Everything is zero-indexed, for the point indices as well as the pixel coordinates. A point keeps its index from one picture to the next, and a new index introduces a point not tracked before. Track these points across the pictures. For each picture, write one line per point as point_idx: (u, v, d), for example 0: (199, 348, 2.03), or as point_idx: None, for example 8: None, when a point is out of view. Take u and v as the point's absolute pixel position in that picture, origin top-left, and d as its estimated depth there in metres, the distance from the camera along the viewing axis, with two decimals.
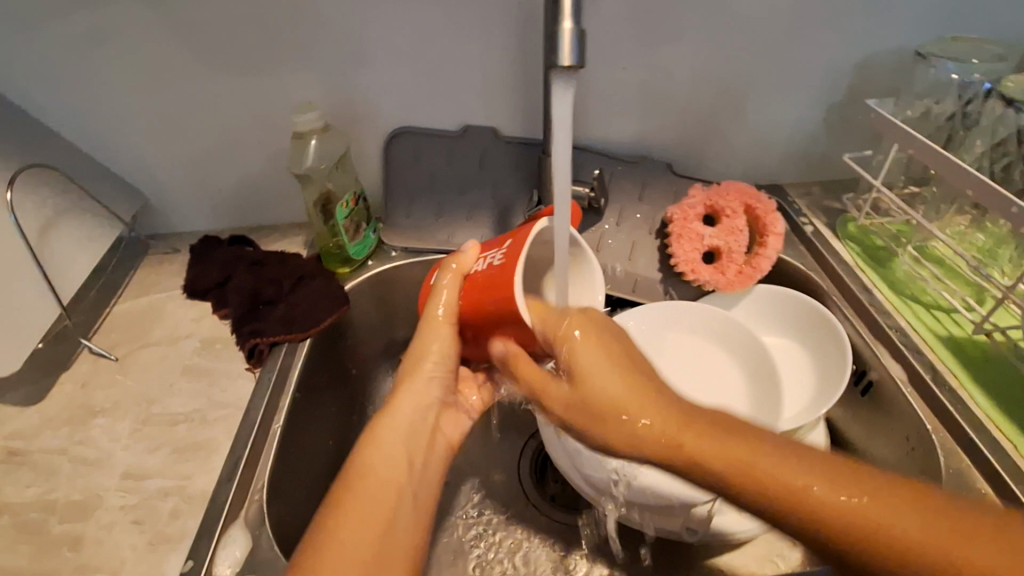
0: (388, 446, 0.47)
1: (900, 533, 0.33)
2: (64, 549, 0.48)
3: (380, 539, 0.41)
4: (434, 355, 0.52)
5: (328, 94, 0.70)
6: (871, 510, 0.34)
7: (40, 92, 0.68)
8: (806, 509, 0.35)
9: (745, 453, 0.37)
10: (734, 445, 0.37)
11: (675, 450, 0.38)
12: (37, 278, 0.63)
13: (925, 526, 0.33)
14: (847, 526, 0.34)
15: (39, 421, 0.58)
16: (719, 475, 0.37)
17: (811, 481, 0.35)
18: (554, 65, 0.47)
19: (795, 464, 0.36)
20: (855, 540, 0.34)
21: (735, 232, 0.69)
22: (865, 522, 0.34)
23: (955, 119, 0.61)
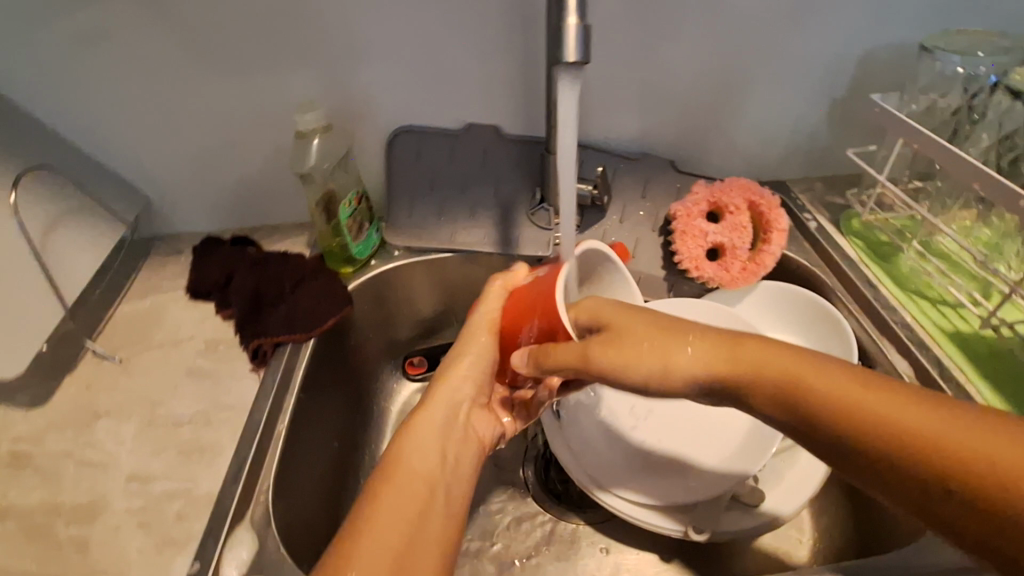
0: (421, 444, 0.46)
1: (974, 449, 0.34)
2: (71, 552, 0.48)
3: (408, 539, 0.40)
4: (472, 356, 0.52)
5: (329, 93, 0.70)
6: (940, 423, 0.35)
7: (40, 94, 0.67)
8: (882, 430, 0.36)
9: (819, 382, 0.38)
10: (805, 367, 0.39)
11: (743, 374, 0.40)
12: (40, 281, 0.63)
13: (986, 439, 0.34)
14: (919, 445, 0.35)
15: (44, 424, 0.58)
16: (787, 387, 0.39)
17: (872, 397, 0.37)
18: (559, 61, 0.47)
19: (875, 390, 0.37)
20: (928, 466, 0.35)
21: (738, 228, 0.68)
22: (942, 442, 0.35)
23: (961, 113, 0.61)
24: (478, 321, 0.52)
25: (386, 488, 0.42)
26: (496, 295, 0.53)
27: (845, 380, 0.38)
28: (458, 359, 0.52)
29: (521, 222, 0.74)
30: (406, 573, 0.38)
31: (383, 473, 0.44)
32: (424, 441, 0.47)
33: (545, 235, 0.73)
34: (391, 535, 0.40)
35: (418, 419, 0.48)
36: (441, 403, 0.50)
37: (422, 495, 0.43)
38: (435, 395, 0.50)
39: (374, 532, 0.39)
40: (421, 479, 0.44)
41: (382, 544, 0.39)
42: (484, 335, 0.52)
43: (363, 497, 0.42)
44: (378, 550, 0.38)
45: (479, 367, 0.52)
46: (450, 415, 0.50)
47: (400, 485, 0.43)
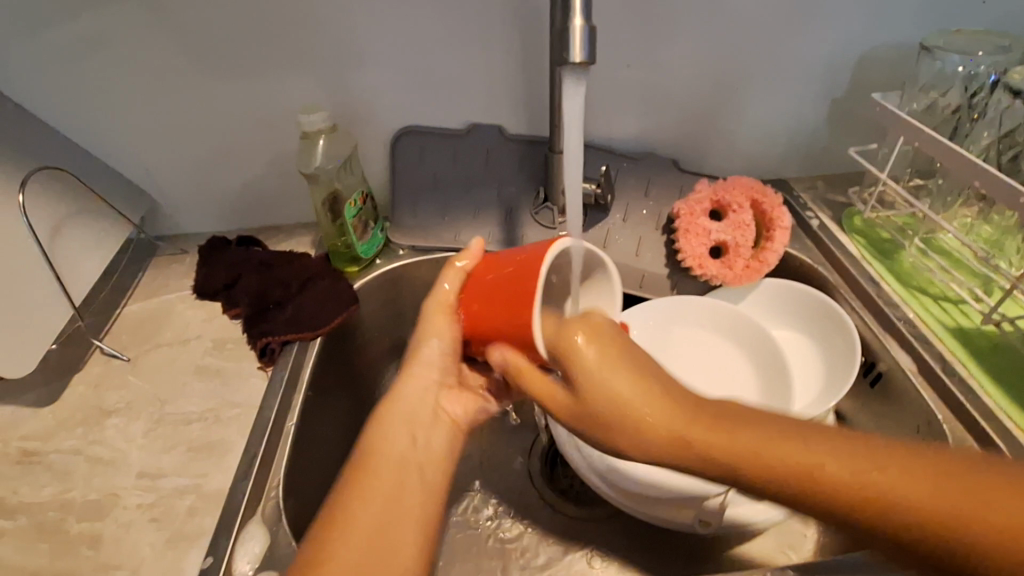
0: (388, 435, 0.46)
1: (954, 512, 0.30)
2: (83, 548, 0.48)
3: (386, 523, 0.40)
4: (437, 339, 0.51)
5: (335, 93, 0.70)
6: (927, 489, 0.31)
7: (47, 95, 0.68)
8: (852, 494, 0.32)
9: (818, 466, 0.33)
10: (786, 441, 0.34)
11: (734, 461, 0.34)
12: (48, 281, 0.63)
13: (940, 491, 0.31)
14: (928, 521, 0.31)
15: (53, 422, 0.58)
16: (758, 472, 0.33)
17: (892, 479, 0.31)
18: (565, 62, 0.47)
19: (879, 466, 0.32)
20: (931, 540, 0.31)
21: (741, 226, 0.69)
22: (932, 504, 0.30)
23: (961, 111, 0.62)
24: (435, 307, 0.51)
25: (359, 479, 0.43)
26: (453, 277, 0.52)
27: (838, 454, 0.33)
28: (422, 343, 0.51)
29: (526, 221, 0.74)
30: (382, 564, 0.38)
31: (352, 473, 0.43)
32: (395, 427, 0.47)
33: (549, 234, 0.74)
34: (361, 536, 0.39)
35: (388, 409, 0.48)
36: (407, 395, 0.49)
37: (391, 488, 0.42)
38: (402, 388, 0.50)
39: (348, 521, 0.40)
40: (389, 472, 0.43)
41: (360, 532, 0.39)
42: (445, 320, 0.51)
43: (332, 499, 0.42)
44: (351, 553, 0.38)
45: (443, 350, 0.51)
46: (418, 403, 0.49)
47: (367, 482, 0.42)
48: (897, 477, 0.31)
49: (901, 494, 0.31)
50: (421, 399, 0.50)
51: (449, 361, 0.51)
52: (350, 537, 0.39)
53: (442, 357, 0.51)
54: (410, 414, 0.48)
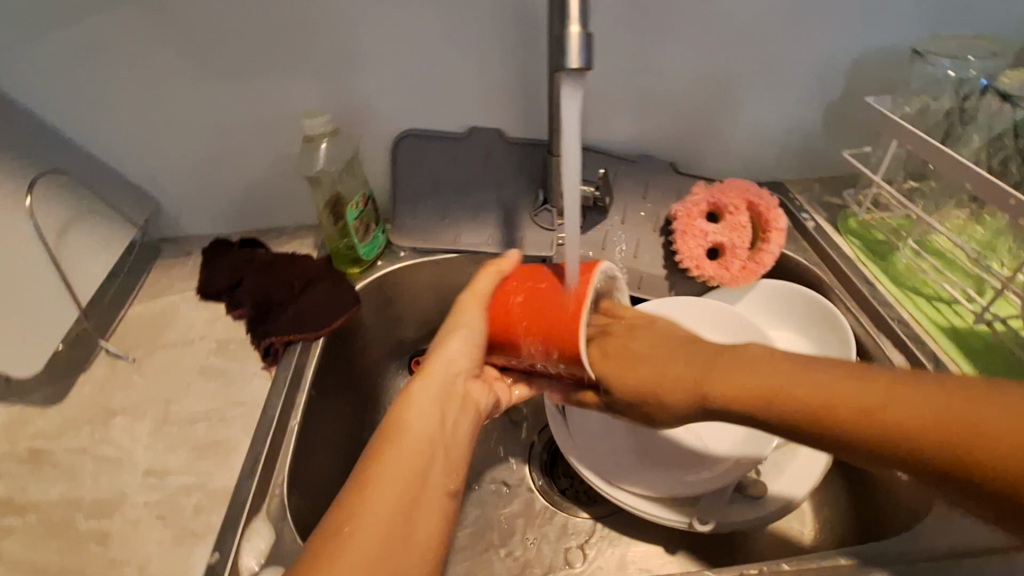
0: (421, 411, 0.47)
1: (973, 422, 0.35)
2: (91, 545, 0.49)
3: (407, 501, 0.41)
4: (464, 331, 0.51)
5: (338, 98, 0.71)
6: (928, 408, 0.37)
7: (54, 99, 0.69)
8: (899, 429, 0.37)
9: (832, 398, 0.39)
10: (791, 380, 0.41)
11: (744, 400, 0.42)
12: (55, 282, 0.64)
13: (949, 406, 0.36)
14: (942, 437, 0.36)
15: (60, 422, 0.59)
16: (803, 418, 0.40)
17: (894, 403, 0.38)
18: (563, 69, 0.48)
19: (884, 392, 0.38)
20: (968, 463, 0.35)
21: (738, 228, 0.70)
22: (950, 421, 0.36)
23: (953, 115, 0.62)
24: (467, 299, 0.52)
25: (384, 456, 0.44)
26: (491, 275, 0.53)
27: (842, 386, 0.40)
28: (451, 333, 0.52)
29: (525, 223, 0.75)
30: (405, 533, 0.40)
31: (383, 439, 0.45)
32: (422, 407, 0.47)
33: (548, 236, 0.75)
34: (390, 503, 0.41)
35: (415, 389, 0.48)
36: (438, 375, 0.50)
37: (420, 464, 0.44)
38: (432, 369, 0.50)
39: (377, 488, 0.41)
40: (418, 446, 0.45)
41: (382, 507, 0.40)
42: (476, 310, 0.52)
43: (364, 465, 0.43)
44: (381, 517, 0.40)
45: (470, 340, 0.51)
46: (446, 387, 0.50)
47: (399, 452, 0.44)
48: (909, 403, 0.37)
49: (940, 425, 0.36)
50: (446, 383, 0.50)
51: (476, 352, 0.52)
52: (374, 509, 0.40)
53: (469, 348, 0.51)
54: (437, 397, 0.49)
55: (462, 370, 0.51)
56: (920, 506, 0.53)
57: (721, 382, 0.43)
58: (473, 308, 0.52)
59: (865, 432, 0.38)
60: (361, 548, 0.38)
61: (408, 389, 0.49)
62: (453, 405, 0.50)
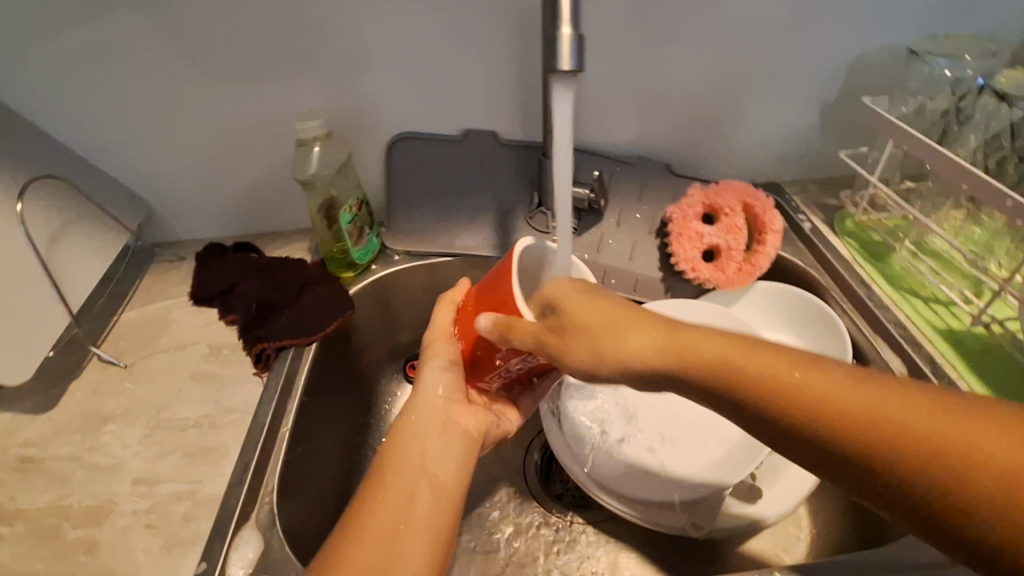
0: (406, 449, 0.47)
1: (994, 463, 0.31)
2: (79, 554, 0.49)
3: (393, 535, 0.42)
4: (437, 365, 0.50)
5: (331, 101, 0.71)
6: (965, 433, 0.32)
7: (46, 105, 0.69)
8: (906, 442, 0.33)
9: (839, 396, 0.35)
10: (795, 365, 0.36)
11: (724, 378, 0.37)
12: (46, 288, 0.64)
13: (985, 438, 0.32)
14: (953, 466, 0.32)
15: (51, 429, 0.59)
16: (779, 401, 0.36)
17: (911, 418, 0.33)
18: (554, 70, 0.48)
19: (909, 405, 0.34)
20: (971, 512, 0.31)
21: (733, 231, 0.69)
22: (981, 460, 0.31)
23: (949, 114, 0.62)
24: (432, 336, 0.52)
25: (373, 490, 0.44)
26: (447, 308, 0.53)
27: (856, 389, 0.35)
28: (425, 369, 0.51)
29: (520, 226, 0.75)
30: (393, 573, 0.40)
31: (371, 483, 0.45)
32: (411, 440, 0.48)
33: (543, 239, 0.74)
34: (376, 547, 0.41)
35: (401, 427, 0.49)
36: (421, 411, 0.50)
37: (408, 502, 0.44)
38: (415, 405, 0.50)
39: (361, 531, 0.42)
40: (405, 484, 0.45)
41: (368, 547, 0.41)
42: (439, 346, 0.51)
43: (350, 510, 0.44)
44: (366, 564, 0.40)
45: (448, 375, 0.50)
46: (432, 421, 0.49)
47: (384, 492, 0.44)
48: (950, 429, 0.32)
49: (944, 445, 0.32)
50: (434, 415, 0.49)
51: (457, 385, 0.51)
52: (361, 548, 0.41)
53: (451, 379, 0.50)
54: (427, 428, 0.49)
55: (448, 401, 0.50)
56: None
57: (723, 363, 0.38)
58: (438, 340, 0.51)
59: (876, 439, 0.33)
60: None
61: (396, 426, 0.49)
62: (445, 437, 0.49)
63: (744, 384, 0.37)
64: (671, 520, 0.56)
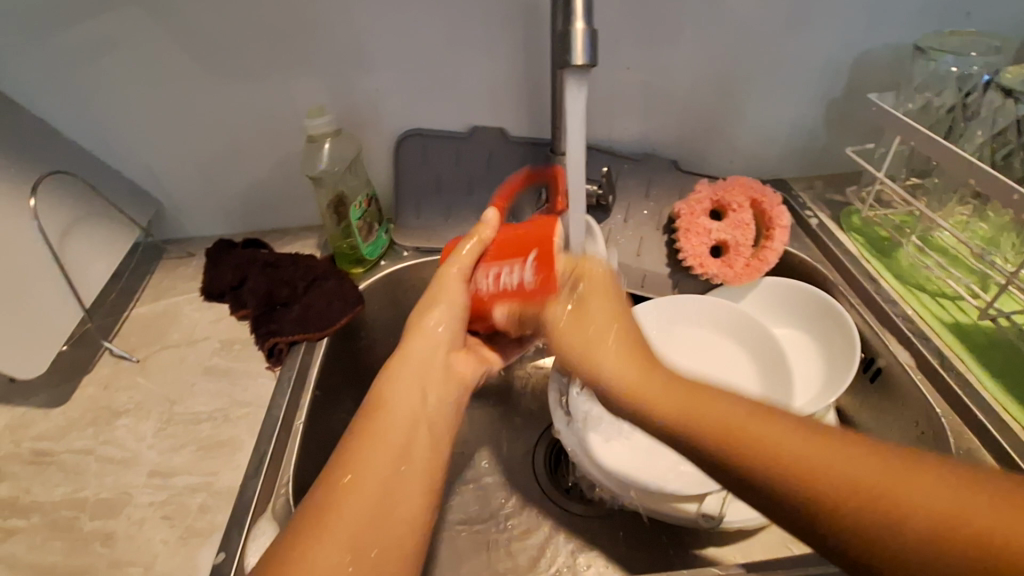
0: (404, 385, 0.48)
1: (977, 520, 0.29)
2: (96, 545, 0.49)
3: (391, 476, 0.42)
4: (445, 305, 0.51)
5: (340, 97, 0.71)
6: (971, 503, 0.30)
7: (59, 102, 0.69)
8: (782, 466, 0.34)
9: (821, 464, 0.33)
10: (735, 411, 0.36)
11: (698, 422, 0.37)
12: (59, 283, 0.64)
13: (997, 511, 0.29)
14: (938, 530, 0.30)
15: (65, 422, 0.59)
16: (721, 446, 0.36)
17: (904, 485, 0.31)
18: (567, 65, 0.48)
19: (903, 475, 0.32)
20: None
21: (741, 226, 0.70)
22: (974, 533, 0.29)
23: (956, 110, 0.63)
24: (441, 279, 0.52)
25: (370, 429, 0.44)
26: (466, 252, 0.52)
27: (818, 443, 0.34)
28: (426, 313, 0.51)
29: (528, 222, 0.75)
30: (381, 525, 0.40)
31: (368, 417, 0.45)
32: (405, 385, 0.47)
33: None
34: (369, 495, 0.41)
35: (400, 360, 0.49)
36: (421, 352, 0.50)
37: (404, 445, 0.44)
38: (413, 345, 0.50)
39: (354, 475, 0.41)
40: (403, 425, 0.45)
41: (364, 484, 0.41)
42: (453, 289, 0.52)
43: (349, 441, 0.44)
44: (358, 509, 0.40)
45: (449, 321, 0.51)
46: (428, 362, 0.50)
47: (382, 438, 0.44)
48: (878, 480, 0.32)
49: (889, 493, 0.31)
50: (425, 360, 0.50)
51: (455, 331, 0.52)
52: (356, 484, 0.41)
53: (450, 326, 0.51)
54: (420, 372, 0.49)
55: (442, 346, 0.51)
56: None
57: (690, 399, 0.38)
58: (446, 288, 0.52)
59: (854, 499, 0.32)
60: (347, 524, 0.39)
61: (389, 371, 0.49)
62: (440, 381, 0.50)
63: (724, 439, 0.36)
64: (678, 514, 0.55)
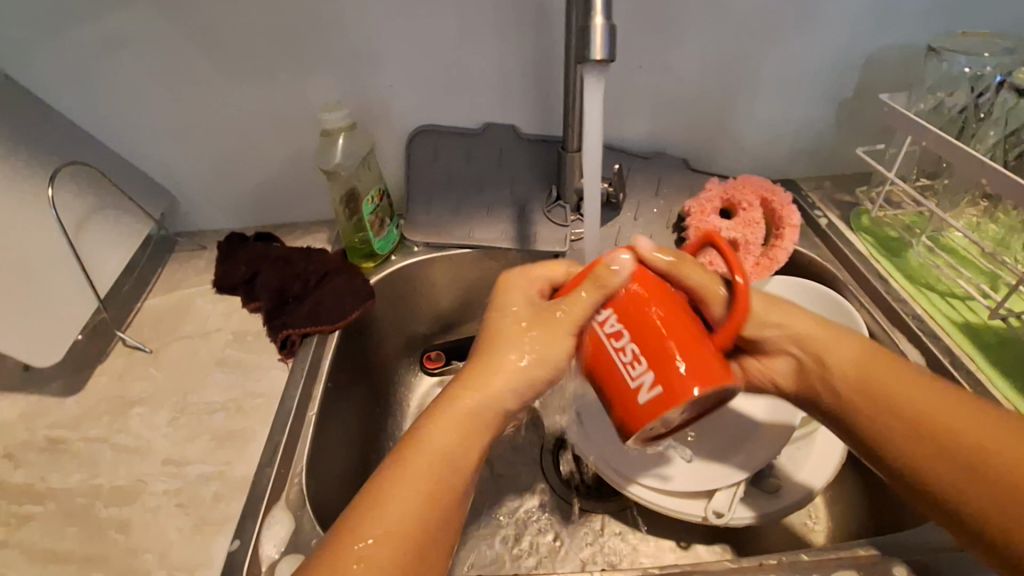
0: (450, 433, 0.43)
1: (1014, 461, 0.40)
2: (111, 532, 0.49)
3: (439, 496, 0.40)
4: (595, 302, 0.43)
5: (355, 92, 0.72)
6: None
7: (76, 95, 0.70)
8: (921, 422, 0.44)
9: (937, 412, 0.43)
10: (871, 363, 0.47)
11: (828, 368, 0.48)
12: (74, 274, 0.64)
13: None
14: (987, 471, 0.40)
15: (79, 411, 0.60)
16: (844, 393, 0.47)
17: (993, 441, 0.41)
18: (586, 60, 0.48)
19: (1003, 434, 0.41)
20: (995, 512, 0.40)
21: (751, 226, 0.70)
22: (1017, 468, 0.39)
23: (969, 111, 0.62)
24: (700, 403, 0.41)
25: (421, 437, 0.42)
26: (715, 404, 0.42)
27: (938, 401, 0.44)
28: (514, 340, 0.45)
29: (539, 219, 0.76)
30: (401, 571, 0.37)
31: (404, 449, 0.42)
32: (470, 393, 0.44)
33: (561, 232, 0.75)
34: (396, 536, 0.38)
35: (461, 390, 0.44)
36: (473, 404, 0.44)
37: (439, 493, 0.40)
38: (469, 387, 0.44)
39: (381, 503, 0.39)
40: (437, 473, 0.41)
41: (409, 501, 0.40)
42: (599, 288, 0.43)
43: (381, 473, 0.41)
44: (382, 545, 0.38)
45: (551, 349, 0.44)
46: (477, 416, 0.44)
47: (417, 477, 0.41)
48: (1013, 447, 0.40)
49: (995, 448, 0.41)
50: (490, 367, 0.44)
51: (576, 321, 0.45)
52: (398, 504, 0.39)
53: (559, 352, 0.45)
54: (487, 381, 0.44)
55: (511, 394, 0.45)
56: None
57: (817, 351, 0.49)
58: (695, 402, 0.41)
59: (936, 448, 0.43)
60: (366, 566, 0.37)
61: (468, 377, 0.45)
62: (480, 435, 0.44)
63: (844, 389, 0.47)
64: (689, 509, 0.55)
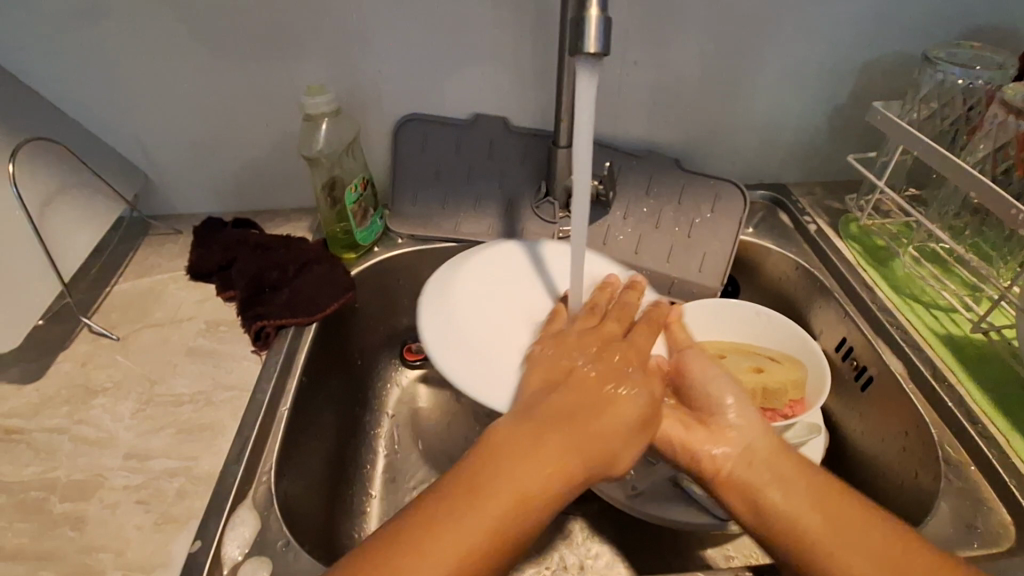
0: (549, 454, 0.39)
1: None
2: (66, 529, 0.47)
3: (508, 522, 0.37)
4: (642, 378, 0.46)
5: (340, 76, 0.69)
6: None
7: (45, 66, 0.66)
8: None
9: None
10: None
11: None
12: (37, 254, 0.61)
13: None
14: None
15: (38, 400, 0.57)
16: None
17: None
18: (579, 52, 0.46)
19: None
20: None
21: (763, 467, 0.46)
22: None
23: (959, 122, 0.64)
24: None
25: (472, 502, 0.37)
26: None
27: None
28: (626, 405, 0.44)
29: (526, 215, 0.74)
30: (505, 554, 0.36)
31: (506, 454, 0.39)
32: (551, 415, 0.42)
33: (550, 229, 0.73)
34: (457, 556, 0.35)
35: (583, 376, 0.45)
36: (563, 432, 0.41)
37: (505, 522, 0.37)
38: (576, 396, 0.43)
39: (468, 508, 0.37)
40: (506, 486, 0.38)
41: (489, 524, 0.36)
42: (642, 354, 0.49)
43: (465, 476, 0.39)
44: (453, 557, 0.35)
45: (632, 392, 0.45)
46: (571, 443, 0.40)
47: (499, 500, 0.37)
48: None
49: None
50: (601, 405, 0.43)
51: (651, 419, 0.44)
52: (475, 516, 0.36)
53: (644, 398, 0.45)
54: (570, 413, 0.42)
55: (617, 427, 0.42)
56: (917, 516, 0.52)
57: None
58: None
59: None
60: (451, 559, 0.35)
61: (464, 473, 0.38)
62: (563, 459, 0.40)
63: None
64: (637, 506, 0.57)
